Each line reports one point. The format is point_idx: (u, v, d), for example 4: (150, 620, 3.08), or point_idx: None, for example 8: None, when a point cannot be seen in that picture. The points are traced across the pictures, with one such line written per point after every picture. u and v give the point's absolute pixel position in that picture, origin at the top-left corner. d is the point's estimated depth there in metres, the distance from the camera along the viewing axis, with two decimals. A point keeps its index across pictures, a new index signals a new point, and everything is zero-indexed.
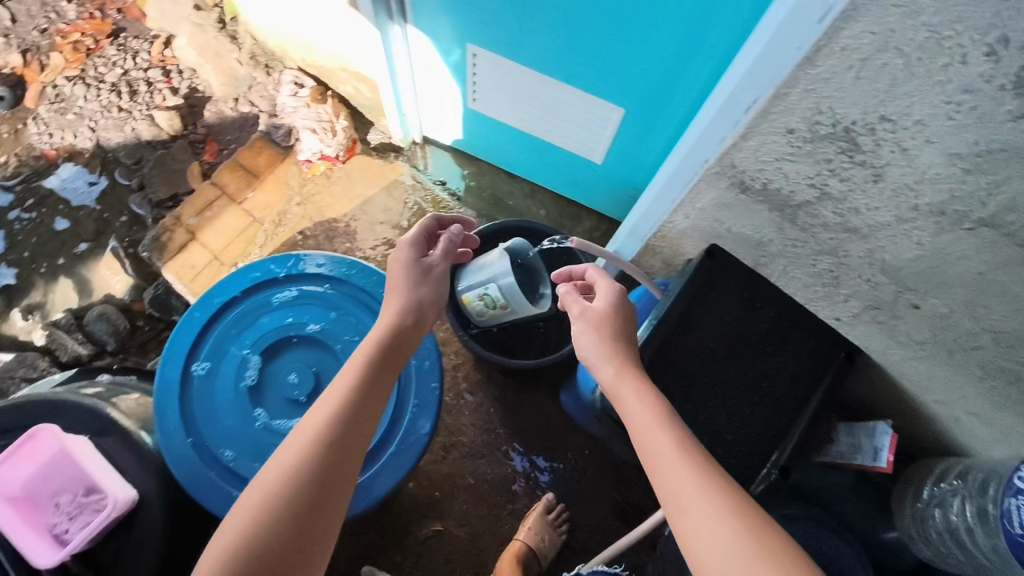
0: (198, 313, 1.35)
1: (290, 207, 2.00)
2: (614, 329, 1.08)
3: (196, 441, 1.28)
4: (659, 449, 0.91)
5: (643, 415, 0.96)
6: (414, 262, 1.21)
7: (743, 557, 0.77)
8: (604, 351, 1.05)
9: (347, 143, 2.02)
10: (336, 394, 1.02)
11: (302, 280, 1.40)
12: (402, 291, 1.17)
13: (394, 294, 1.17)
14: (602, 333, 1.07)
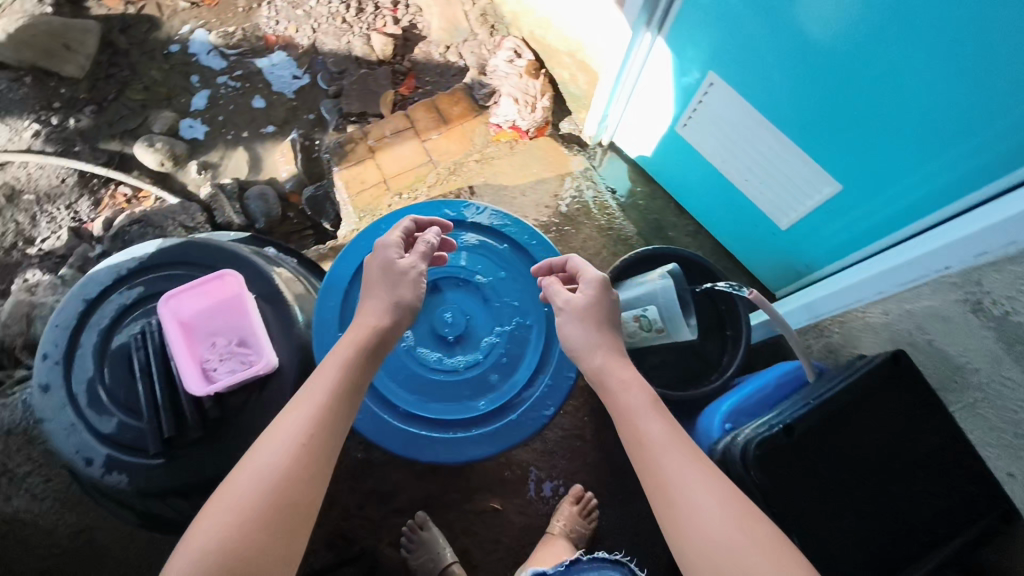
0: (384, 226, 1.45)
1: (468, 161, 2.07)
2: (598, 316, 1.18)
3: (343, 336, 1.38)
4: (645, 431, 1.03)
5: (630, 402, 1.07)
6: (395, 262, 1.22)
7: (718, 524, 0.90)
8: (593, 343, 1.16)
9: (541, 123, 2.06)
10: (328, 378, 1.06)
11: (485, 233, 1.46)
12: (397, 283, 1.20)
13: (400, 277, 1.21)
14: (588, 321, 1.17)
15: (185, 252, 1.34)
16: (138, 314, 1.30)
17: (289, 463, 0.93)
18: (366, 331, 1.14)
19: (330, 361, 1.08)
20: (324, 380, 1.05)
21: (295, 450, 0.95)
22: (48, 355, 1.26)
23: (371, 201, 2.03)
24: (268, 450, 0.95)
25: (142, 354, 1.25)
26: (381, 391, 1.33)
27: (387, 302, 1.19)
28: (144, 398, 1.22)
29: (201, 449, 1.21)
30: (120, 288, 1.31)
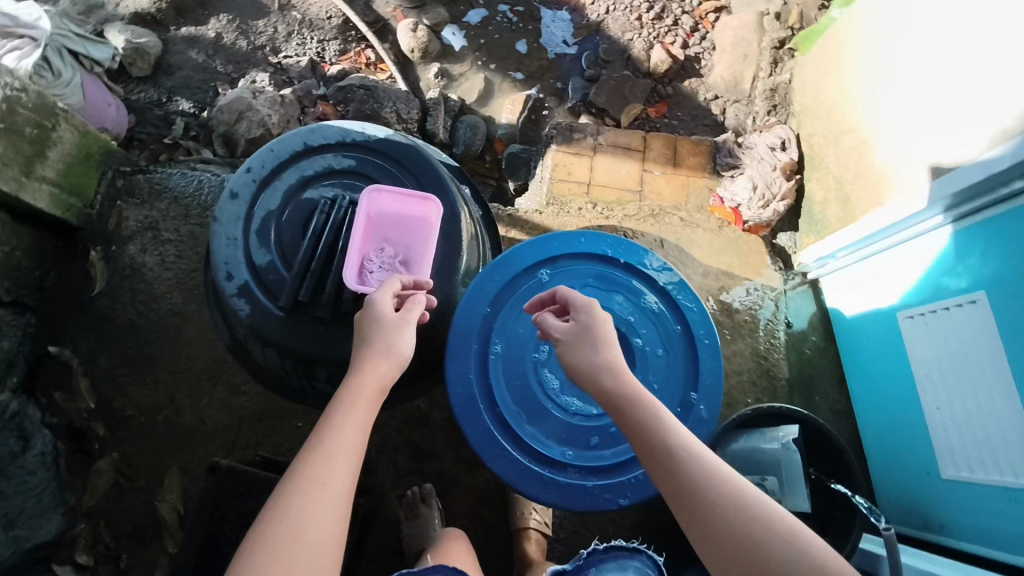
0: (583, 240, 1.32)
1: (673, 212, 1.97)
2: (595, 333, 1.06)
3: (487, 314, 1.26)
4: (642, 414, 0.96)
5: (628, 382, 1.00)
6: (387, 314, 1.08)
7: (745, 538, 0.81)
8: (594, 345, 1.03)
9: (762, 222, 1.94)
10: (333, 409, 0.94)
11: (668, 303, 1.30)
12: (393, 339, 1.05)
13: (386, 333, 1.05)
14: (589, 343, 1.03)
15: (406, 155, 1.37)
16: (337, 181, 1.34)
17: (318, 526, 0.81)
18: (371, 385, 0.99)
19: (344, 412, 0.94)
20: (342, 436, 0.90)
21: (335, 527, 0.82)
22: (251, 169, 1.31)
23: (566, 194, 1.99)
24: (308, 528, 0.80)
25: (323, 218, 1.29)
26: (488, 380, 1.24)
27: (384, 352, 1.03)
28: (302, 256, 1.26)
29: (319, 330, 1.25)
30: (337, 151, 1.35)
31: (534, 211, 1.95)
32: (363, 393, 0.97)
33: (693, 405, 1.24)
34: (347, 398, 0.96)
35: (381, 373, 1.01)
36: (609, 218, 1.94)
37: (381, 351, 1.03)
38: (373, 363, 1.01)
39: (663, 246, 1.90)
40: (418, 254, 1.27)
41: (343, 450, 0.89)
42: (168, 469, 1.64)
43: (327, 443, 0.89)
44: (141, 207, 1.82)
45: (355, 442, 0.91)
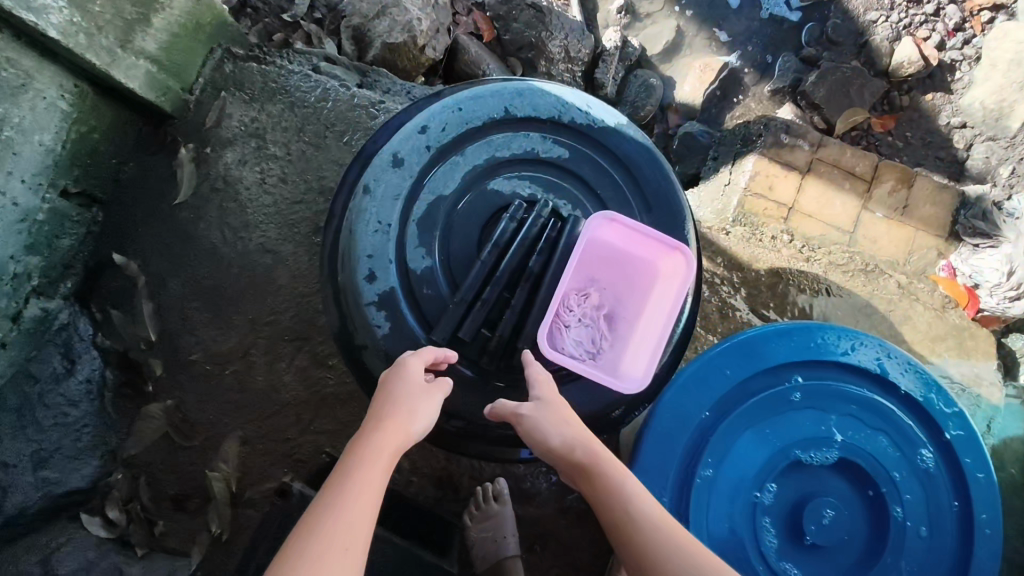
0: (858, 348, 0.94)
1: (890, 273, 1.55)
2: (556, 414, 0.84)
3: (706, 420, 0.92)
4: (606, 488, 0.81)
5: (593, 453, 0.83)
6: (406, 379, 0.84)
7: None
8: (558, 425, 0.83)
9: (996, 316, 1.56)
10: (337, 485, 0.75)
11: (949, 467, 0.93)
12: (414, 406, 0.83)
13: (402, 398, 0.83)
14: (553, 419, 0.83)
15: (638, 161, 0.98)
16: (536, 174, 0.96)
17: None
18: (385, 452, 0.79)
19: (350, 490, 0.74)
20: (348, 517, 0.71)
21: None
22: (427, 129, 0.93)
23: (761, 214, 1.57)
24: None
25: (512, 226, 0.92)
26: (688, 506, 0.89)
27: (401, 416, 0.82)
28: (475, 276, 0.91)
29: (474, 378, 0.92)
30: (547, 130, 0.96)
31: (721, 228, 1.54)
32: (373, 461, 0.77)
33: None
34: (356, 464, 0.76)
35: (400, 439, 0.81)
36: (811, 261, 1.52)
37: (397, 418, 0.81)
38: (387, 430, 0.80)
39: (871, 314, 1.49)
40: (641, 321, 0.90)
41: (345, 541, 0.69)
42: (227, 434, 1.36)
43: (323, 530, 0.70)
44: (249, 105, 1.46)
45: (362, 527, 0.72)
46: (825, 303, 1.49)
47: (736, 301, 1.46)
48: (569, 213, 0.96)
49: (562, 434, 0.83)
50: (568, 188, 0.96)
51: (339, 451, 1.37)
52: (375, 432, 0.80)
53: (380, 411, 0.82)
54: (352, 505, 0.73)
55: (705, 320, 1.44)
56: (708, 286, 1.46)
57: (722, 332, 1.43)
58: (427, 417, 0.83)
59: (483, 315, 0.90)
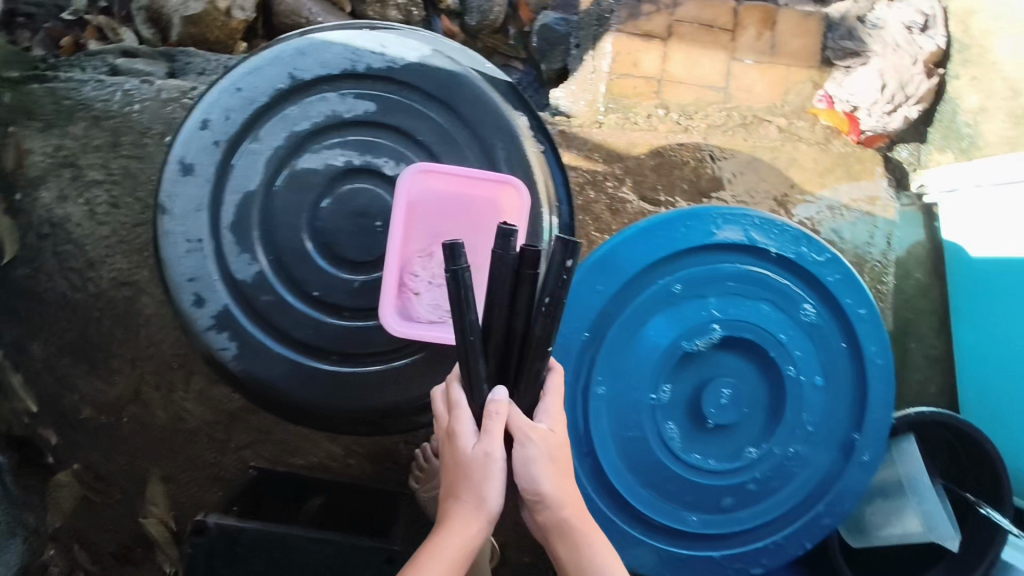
0: (719, 222, 0.89)
1: (768, 119, 1.51)
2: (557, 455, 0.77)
3: (586, 340, 0.88)
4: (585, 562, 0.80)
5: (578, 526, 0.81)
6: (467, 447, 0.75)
7: None
8: (553, 476, 0.78)
9: (883, 133, 1.51)
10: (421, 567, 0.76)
11: (833, 311, 0.93)
12: (480, 480, 0.76)
13: (472, 476, 0.75)
14: (552, 468, 0.78)
15: (452, 89, 0.87)
16: (346, 137, 0.85)
17: None
18: (465, 522, 0.77)
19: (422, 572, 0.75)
20: None
21: None
22: (209, 123, 0.82)
23: (630, 95, 1.50)
24: None
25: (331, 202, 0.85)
26: (589, 432, 0.88)
27: (470, 497, 0.76)
28: (502, 326, 0.72)
29: (333, 371, 0.86)
30: (344, 86, 0.85)
31: (593, 122, 1.46)
32: (448, 550, 0.76)
33: (858, 452, 0.94)
34: (430, 551, 0.76)
35: (473, 515, 0.76)
36: (690, 130, 1.47)
37: (466, 496, 0.76)
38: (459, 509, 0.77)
39: (756, 168, 1.47)
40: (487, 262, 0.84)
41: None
42: (148, 476, 1.32)
43: None
44: (46, 134, 1.30)
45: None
46: (711, 171, 1.45)
47: (622, 192, 1.41)
48: (393, 169, 0.85)
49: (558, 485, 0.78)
50: (386, 144, 0.85)
51: (268, 458, 1.34)
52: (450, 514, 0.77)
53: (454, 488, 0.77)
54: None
55: (597, 220, 1.39)
56: (592, 186, 1.40)
57: (616, 228, 1.40)
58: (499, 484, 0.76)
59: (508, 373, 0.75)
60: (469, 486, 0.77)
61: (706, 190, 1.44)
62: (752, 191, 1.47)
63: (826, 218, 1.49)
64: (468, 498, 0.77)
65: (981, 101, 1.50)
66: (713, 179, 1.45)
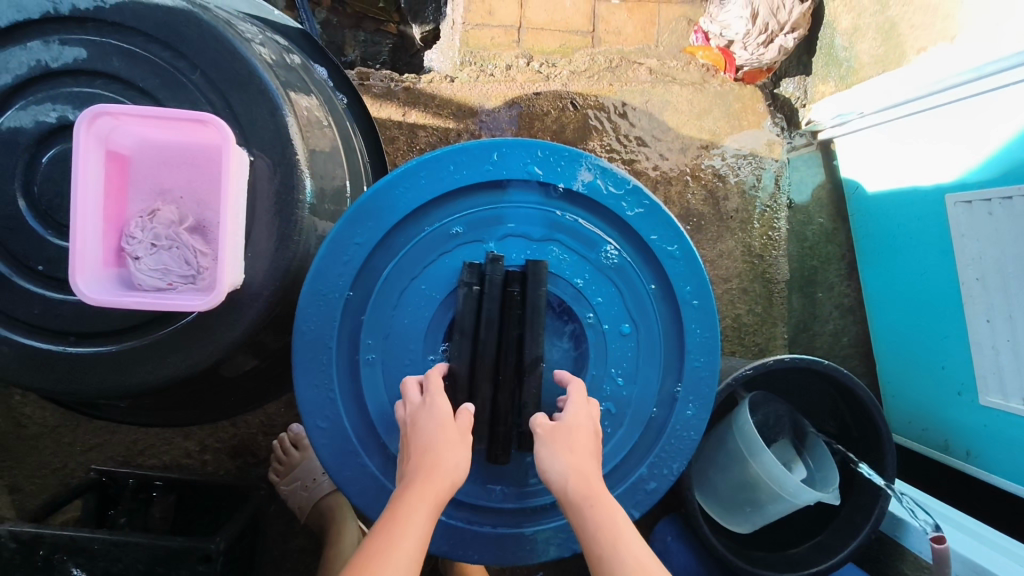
0: (494, 158, 0.80)
1: (638, 61, 1.40)
2: (571, 437, 0.72)
3: (350, 300, 0.79)
4: (597, 522, 0.67)
5: (596, 483, 0.70)
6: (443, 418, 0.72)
7: None
8: (563, 455, 0.71)
9: (763, 67, 1.40)
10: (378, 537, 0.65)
11: (637, 250, 0.83)
12: (449, 443, 0.70)
13: (439, 436, 0.70)
14: (560, 444, 0.71)
15: (174, 26, 0.77)
16: (58, 90, 0.77)
17: None
18: (427, 489, 0.67)
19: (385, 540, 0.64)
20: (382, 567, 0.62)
21: None
22: None
23: (488, 46, 1.40)
24: None
25: (40, 163, 0.77)
26: (365, 400, 0.80)
27: (431, 460, 0.69)
28: (501, 355, 0.78)
29: (65, 351, 0.78)
30: (48, 33, 0.76)
31: (445, 76, 1.35)
32: (414, 505, 0.66)
33: (678, 405, 0.84)
34: (395, 517, 0.66)
35: (435, 482, 0.68)
36: (551, 78, 1.36)
37: (430, 460, 0.69)
38: (422, 474, 0.68)
39: (626, 113, 1.36)
40: (218, 215, 0.75)
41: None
42: None
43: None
44: None
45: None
46: (576, 119, 1.34)
47: None
48: None
49: (565, 462, 0.70)
50: (104, 95, 0.77)
51: (113, 459, 1.26)
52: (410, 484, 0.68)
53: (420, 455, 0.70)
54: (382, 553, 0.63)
55: None
56: (443, 146, 1.30)
57: None
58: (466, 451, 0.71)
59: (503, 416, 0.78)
60: (433, 448, 0.70)
61: (573, 141, 1.33)
62: (625, 136, 1.36)
63: (709, 162, 1.37)
64: (438, 461, 0.69)
65: (852, 20, 1.36)
66: (578, 128, 1.34)
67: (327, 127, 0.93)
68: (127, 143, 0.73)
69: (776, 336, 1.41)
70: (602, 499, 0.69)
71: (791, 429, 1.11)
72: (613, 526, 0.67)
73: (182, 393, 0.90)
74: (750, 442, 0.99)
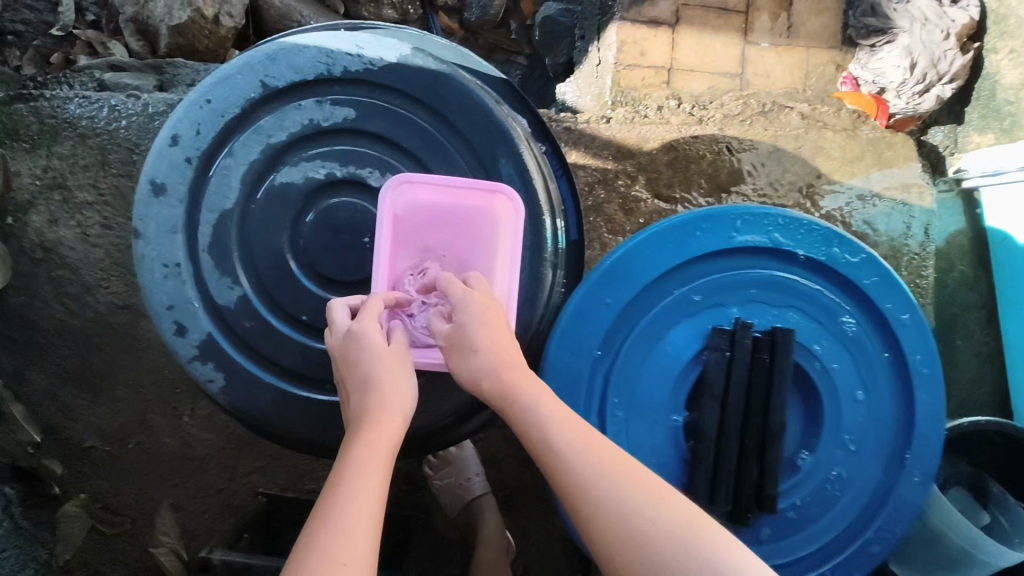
0: (738, 225, 0.82)
1: (789, 106, 1.41)
2: (465, 338, 0.69)
3: (597, 359, 0.81)
4: (540, 425, 0.67)
5: (512, 381, 0.69)
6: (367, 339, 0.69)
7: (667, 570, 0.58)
8: (495, 348, 0.70)
9: (915, 116, 1.43)
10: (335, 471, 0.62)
11: (870, 318, 0.85)
12: (396, 366, 0.68)
13: (368, 359, 0.68)
14: (465, 351, 0.70)
15: (439, 90, 0.80)
16: (328, 148, 0.80)
17: None
18: (378, 419, 0.65)
19: (341, 474, 0.61)
20: (346, 503, 0.58)
21: None
22: (178, 139, 0.77)
23: (639, 86, 1.42)
24: None
25: (308, 217, 0.79)
26: None
27: (370, 387, 0.67)
28: (748, 417, 0.80)
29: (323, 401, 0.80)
30: (320, 92, 0.79)
31: (601, 116, 1.38)
32: (364, 436, 0.63)
33: (908, 472, 0.85)
34: (349, 451, 0.63)
35: (385, 416, 0.66)
36: (704, 121, 1.38)
37: (370, 390, 0.67)
38: (364, 402, 0.66)
39: (779, 158, 1.37)
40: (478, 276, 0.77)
41: (342, 557, 0.54)
42: (158, 505, 1.28)
43: (321, 520, 0.57)
44: (34, 156, 1.27)
45: (371, 519, 0.58)
46: (730, 164, 1.35)
47: (634, 191, 1.32)
48: (377, 180, 0.80)
49: (485, 359, 0.69)
50: (368, 153, 0.80)
51: (275, 483, 1.27)
52: (355, 415, 0.66)
53: (356, 388, 0.68)
54: (341, 487, 0.60)
55: (609, 222, 1.31)
56: (602, 186, 1.32)
57: (630, 230, 1.31)
58: (412, 382, 0.69)
59: (748, 478, 0.80)
60: (377, 385, 0.66)
61: (729, 185, 1.35)
62: (777, 181, 1.37)
63: (856, 208, 1.37)
64: (374, 403, 0.66)
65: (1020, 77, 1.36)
66: (732, 172, 1.35)
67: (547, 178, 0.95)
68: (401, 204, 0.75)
69: None
70: (526, 395, 0.69)
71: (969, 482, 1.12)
72: (557, 427, 0.66)
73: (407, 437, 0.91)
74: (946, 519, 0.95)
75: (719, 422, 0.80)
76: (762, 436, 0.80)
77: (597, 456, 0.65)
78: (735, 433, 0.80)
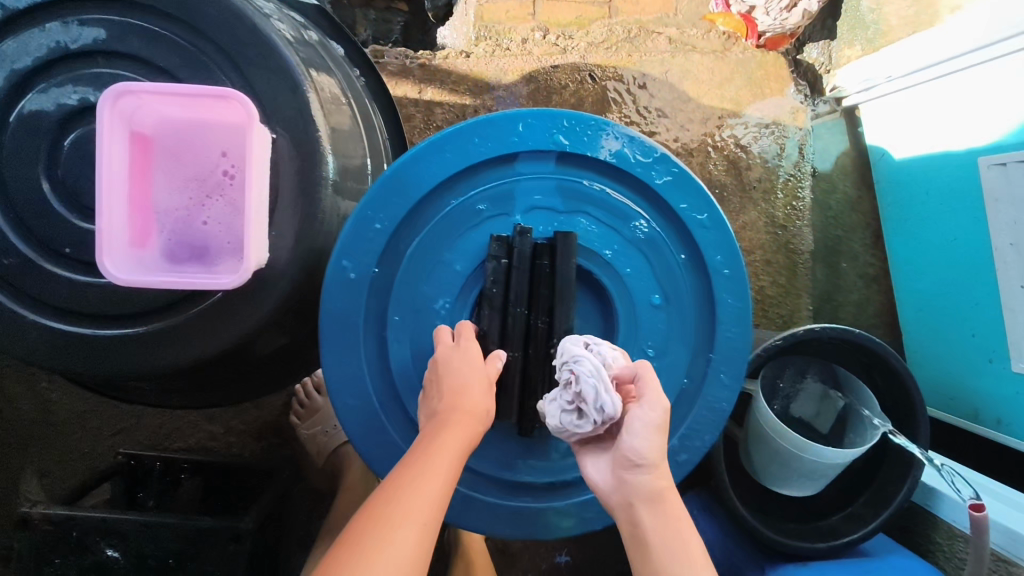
0: (520, 129, 0.78)
1: (657, 31, 1.37)
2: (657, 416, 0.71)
3: (375, 276, 0.79)
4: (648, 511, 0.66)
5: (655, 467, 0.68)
6: (473, 364, 0.71)
7: None
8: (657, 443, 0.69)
9: (784, 32, 1.43)
10: (410, 458, 0.64)
11: (667, 220, 0.82)
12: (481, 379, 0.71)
13: (465, 369, 0.71)
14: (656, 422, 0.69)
15: (191, 5, 0.75)
16: (78, 72, 0.76)
17: None
18: (460, 418, 0.67)
19: (416, 460, 0.63)
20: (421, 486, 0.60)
21: None
22: None
23: (503, 20, 1.37)
24: None
25: (62, 145, 0.76)
26: (392, 374, 0.80)
27: (457, 391, 0.69)
28: (527, 324, 0.78)
29: (89, 337, 0.78)
30: (66, 13, 0.75)
31: (460, 52, 1.32)
32: (445, 430, 0.66)
33: (709, 376, 0.83)
34: (429, 445, 0.64)
35: (471, 421, 0.68)
36: (568, 51, 1.34)
37: (457, 393, 0.69)
38: (448, 402, 0.69)
39: (645, 84, 1.33)
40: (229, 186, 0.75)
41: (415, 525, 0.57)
42: (23, 473, 1.26)
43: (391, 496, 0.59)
44: None
45: (436, 506, 0.60)
46: (594, 91, 1.31)
47: None
48: None
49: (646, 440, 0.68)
50: (124, 75, 0.76)
51: (141, 443, 1.28)
52: (437, 414, 0.69)
53: (442, 391, 0.70)
54: (419, 469, 0.62)
55: None
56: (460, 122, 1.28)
57: None
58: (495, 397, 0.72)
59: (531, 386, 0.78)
60: (467, 388, 0.69)
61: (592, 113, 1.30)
62: (644, 107, 1.33)
63: (726, 129, 1.36)
64: (473, 405, 0.69)
65: None
66: (597, 100, 1.31)
67: (345, 105, 0.92)
68: (143, 125, 0.72)
69: (801, 307, 1.41)
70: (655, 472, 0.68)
71: (825, 376, 1.12)
72: (663, 510, 0.66)
73: (215, 373, 0.89)
74: (783, 434, 0.99)
75: (501, 331, 0.78)
76: (545, 345, 0.78)
77: (684, 537, 0.64)
78: (518, 342, 0.77)
